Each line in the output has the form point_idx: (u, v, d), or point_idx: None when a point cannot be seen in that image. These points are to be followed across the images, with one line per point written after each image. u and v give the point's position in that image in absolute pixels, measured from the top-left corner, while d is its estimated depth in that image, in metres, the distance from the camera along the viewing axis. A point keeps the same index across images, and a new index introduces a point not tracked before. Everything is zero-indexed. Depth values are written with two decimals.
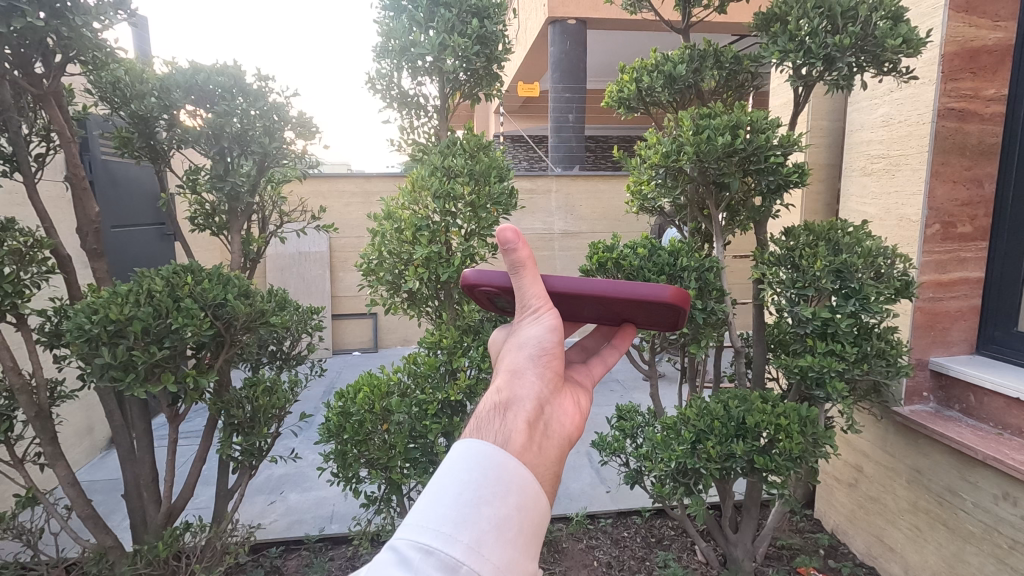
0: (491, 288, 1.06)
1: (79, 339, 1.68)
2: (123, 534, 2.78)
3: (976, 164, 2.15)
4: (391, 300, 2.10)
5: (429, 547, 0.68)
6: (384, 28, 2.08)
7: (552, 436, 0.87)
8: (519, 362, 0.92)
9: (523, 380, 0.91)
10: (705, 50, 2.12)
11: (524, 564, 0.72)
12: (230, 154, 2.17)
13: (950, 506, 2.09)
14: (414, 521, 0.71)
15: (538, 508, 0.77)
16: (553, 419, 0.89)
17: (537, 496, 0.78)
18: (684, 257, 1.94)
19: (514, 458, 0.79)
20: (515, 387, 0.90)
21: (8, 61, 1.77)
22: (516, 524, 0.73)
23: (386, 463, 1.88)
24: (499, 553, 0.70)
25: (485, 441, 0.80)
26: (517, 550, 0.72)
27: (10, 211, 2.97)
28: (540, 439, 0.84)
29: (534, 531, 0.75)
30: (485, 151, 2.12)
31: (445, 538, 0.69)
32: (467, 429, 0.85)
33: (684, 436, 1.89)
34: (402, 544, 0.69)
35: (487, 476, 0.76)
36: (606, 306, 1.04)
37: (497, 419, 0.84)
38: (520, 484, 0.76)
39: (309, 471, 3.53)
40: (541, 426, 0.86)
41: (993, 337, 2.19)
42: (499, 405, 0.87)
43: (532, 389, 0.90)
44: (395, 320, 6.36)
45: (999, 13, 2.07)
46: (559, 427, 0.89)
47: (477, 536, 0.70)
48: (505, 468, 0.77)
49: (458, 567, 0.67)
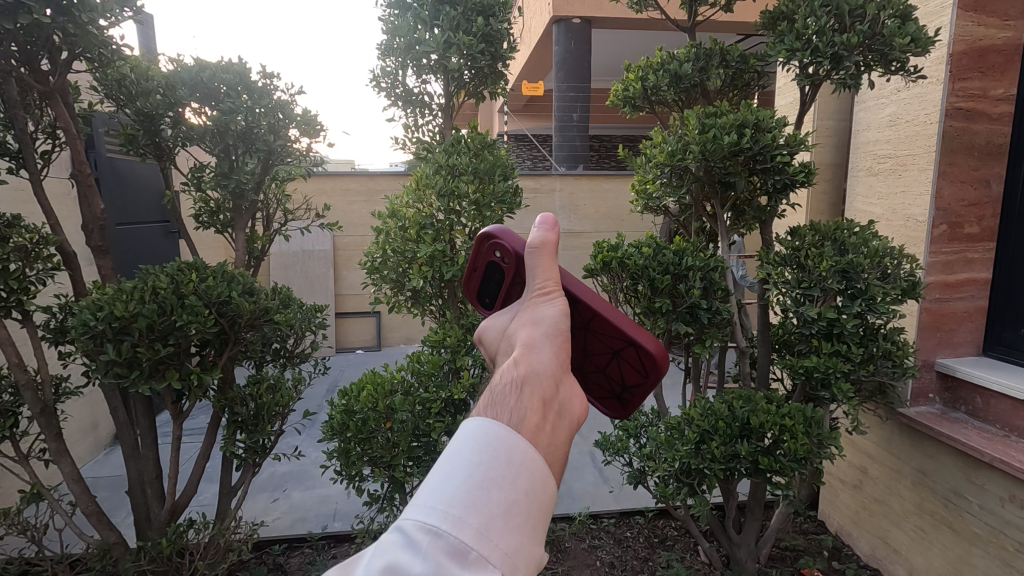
0: (504, 250, 1.04)
1: (84, 335, 1.69)
2: (126, 531, 2.79)
3: (985, 164, 2.13)
4: (396, 298, 2.12)
5: (437, 530, 0.67)
6: (390, 26, 2.08)
7: (568, 417, 0.82)
8: (535, 339, 0.88)
9: (540, 354, 0.86)
10: (711, 49, 2.10)
11: (534, 550, 0.70)
12: (236, 151, 2.19)
13: (956, 509, 2.08)
14: (421, 502, 0.70)
15: (549, 492, 0.74)
16: (570, 400, 0.84)
17: (547, 481, 0.74)
18: (690, 256, 1.93)
19: (525, 440, 0.75)
20: (532, 360, 0.85)
21: (14, 57, 1.77)
22: (527, 508, 0.70)
23: (388, 462, 1.87)
24: (507, 540, 0.68)
25: (496, 421, 0.76)
26: (525, 536, 0.69)
27: (17, 208, 2.99)
28: (556, 418, 0.80)
29: (545, 516, 0.73)
30: (490, 149, 2.11)
31: (454, 521, 0.67)
32: (478, 406, 0.80)
33: (688, 437, 1.88)
34: (409, 526, 0.69)
35: (497, 457, 0.73)
36: (589, 339, 0.97)
37: (513, 394, 0.79)
38: (530, 467, 0.73)
39: (311, 469, 3.54)
40: (557, 406, 0.82)
41: (1001, 338, 2.17)
42: (517, 377, 0.82)
43: (549, 364, 0.85)
44: (398, 319, 6.38)
45: (1009, 12, 2.05)
46: (574, 408, 0.84)
47: (486, 520, 0.68)
48: (516, 450, 0.74)
49: (467, 553, 0.65)
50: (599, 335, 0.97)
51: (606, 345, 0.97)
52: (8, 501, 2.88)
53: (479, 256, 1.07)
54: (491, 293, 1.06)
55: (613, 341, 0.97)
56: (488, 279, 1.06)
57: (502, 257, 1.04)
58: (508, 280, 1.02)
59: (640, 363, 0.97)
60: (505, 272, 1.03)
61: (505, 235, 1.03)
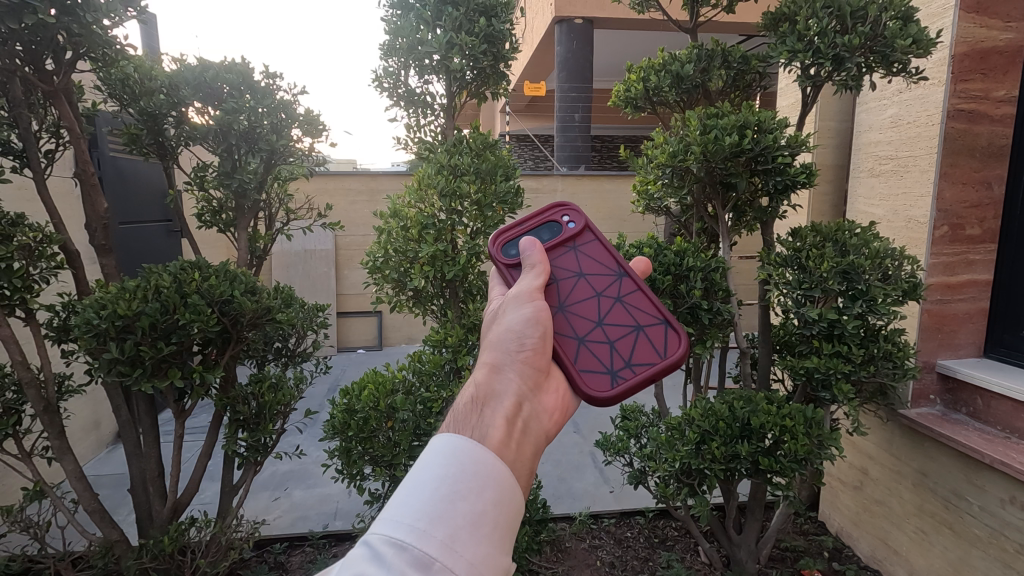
0: (570, 220, 1.36)
1: (88, 334, 1.70)
2: (128, 529, 2.80)
3: (987, 166, 2.14)
4: (397, 298, 2.12)
5: (402, 543, 0.71)
6: (392, 27, 2.08)
7: (531, 433, 0.94)
8: (501, 356, 1.05)
9: (503, 377, 1.01)
10: (713, 50, 2.10)
11: (498, 558, 0.75)
12: (239, 151, 2.19)
13: (957, 510, 2.08)
14: (388, 516, 0.74)
15: (513, 502, 0.81)
16: (531, 417, 0.97)
17: (511, 491, 0.82)
18: (690, 257, 1.93)
19: (490, 453, 0.83)
20: (495, 384, 0.99)
21: (19, 57, 1.78)
22: (491, 518, 0.77)
23: (390, 460, 1.88)
24: (472, 550, 0.73)
25: (462, 436, 0.85)
26: (489, 545, 0.75)
27: (20, 206, 3.00)
28: (519, 434, 0.91)
29: (508, 527, 0.79)
30: (491, 150, 2.11)
31: (419, 534, 0.72)
32: (446, 424, 0.90)
33: (688, 437, 1.88)
34: (375, 539, 0.72)
35: (463, 470, 0.79)
36: (613, 313, 1.24)
37: (476, 414, 0.91)
38: (496, 479, 0.80)
39: (313, 467, 3.56)
40: (518, 422, 0.93)
41: (1002, 340, 2.18)
42: (481, 395, 0.96)
43: (511, 384, 1.01)
44: (400, 319, 6.40)
45: (1011, 14, 2.05)
46: (534, 426, 0.96)
47: (450, 532, 0.73)
48: (481, 463, 0.81)
49: (431, 564, 0.69)
50: (633, 309, 1.25)
51: (633, 320, 1.23)
52: (11, 498, 2.89)
53: (539, 215, 1.37)
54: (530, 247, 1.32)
55: (641, 319, 1.23)
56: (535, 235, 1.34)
57: (567, 222, 1.36)
58: (564, 236, 1.33)
59: (660, 343, 1.20)
60: (560, 233, 1.34)
61: (573, 209, 1.38)
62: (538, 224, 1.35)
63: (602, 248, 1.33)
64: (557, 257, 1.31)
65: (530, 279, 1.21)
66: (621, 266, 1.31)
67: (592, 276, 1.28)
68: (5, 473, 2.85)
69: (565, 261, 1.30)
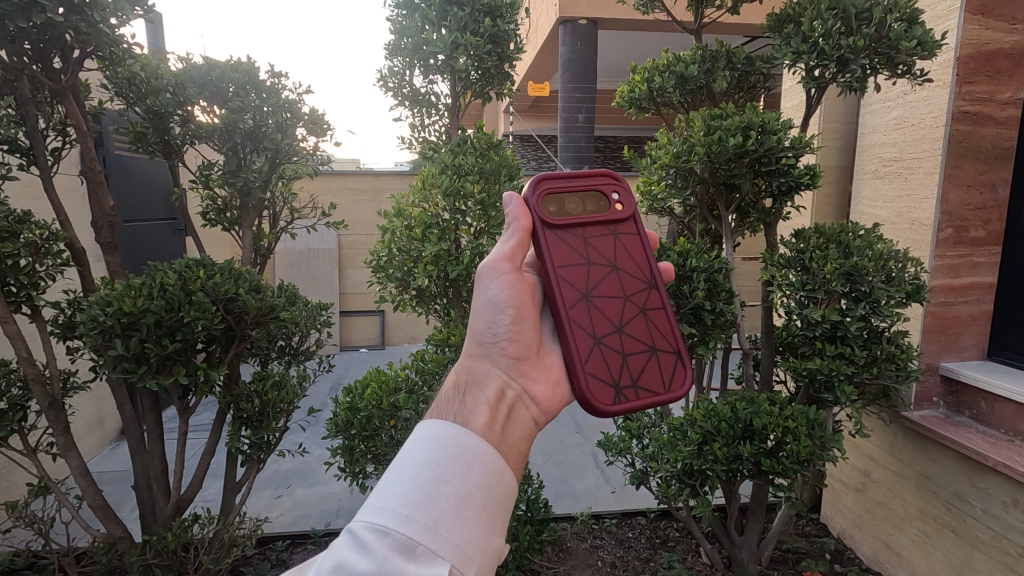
0: (618, 197, 1.33)
1: (94, 330, 1.71)
2: (131, 525, 2.82)
3: (991, 169, 2.13)
4: (400, 297, 2.13)
5: (384, 529, 0.73)
6: (397, 27, 2.09)
7: (509, 419, 1.02)
8: (480, 347, 1.16)
9: (485, 373, 1.11)
10: (717, 51, 2.11)
11: (485, 540, 0.79)
12: (244, 150, 2.20)
13: (959, 513, 2.07)
14: (372, 504, 0.76)
15: (500, 483, 0.85)
16: (513, 409, 1.05)
17: (496, 474, 0.85)
18: (694, 257, 1.94)
19: (476, 436, 0.87)
20: (478, 378, 1.08)
21: (27, 55, 1.79)
22: (477, 502, 0.80)
23: (393, 458, 1.90)
24: (456, 533, 0.76)
25: (445, 421, 0.89)
26: (474, 526, 0.78)
27: (25, 204, 3.02)
28: (498, 419, 0.98)
29: (495, 508, 0.83)
30: (496, 149, 2.11)
31: (402, 519, 0.74)
32: (431, 412, 0.96)
33: (690, 438, 1.87)
34: (358, 527, 0.74)
35: (447, 455, 0.83)
36: (635, 324, 1.24)
37: (459, 402, 0.98)
38: (480, 462, 0.84)
39: (315, 466, 3.57)
40: (503, 416, 1.00)
41: (1006, 342, 2.17)
42: (459, 384, 1.06)
43: (494, 376, 1.11)
44: (403, 318, 6.44)
45: (1016, 16, 2.05)
46: (518, 423, 1.03)
47: (433, 516, 0.76)
48: (464, 447, 0.85)
49: (414, 548, 0.73)
50: (652, 329, 1.25)
51: (651, 340, 1.24)
52: (16, 493, 2.92)
53: (591, 179, 1.31)
54: (571, 210, 1.29)
55: (659, 343, 1.24)
56: (579, 200, 1.30)
57: (616, 199, 1.32)
58: (609, 216, 1.30)
59: (668, 373, 1.23)
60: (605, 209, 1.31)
61: (625, 187, 1.34)
62: (587, 189, 1.31)
63: (639, 243, 1.32)
64: (594, 232, 1.28)
65: (517, 240, 1.23)
66: (655, 276, 1.30)
67: (625, 272, 1.28)
68: (9, 468, 2.87)
69: (604, 244, 1.28)
